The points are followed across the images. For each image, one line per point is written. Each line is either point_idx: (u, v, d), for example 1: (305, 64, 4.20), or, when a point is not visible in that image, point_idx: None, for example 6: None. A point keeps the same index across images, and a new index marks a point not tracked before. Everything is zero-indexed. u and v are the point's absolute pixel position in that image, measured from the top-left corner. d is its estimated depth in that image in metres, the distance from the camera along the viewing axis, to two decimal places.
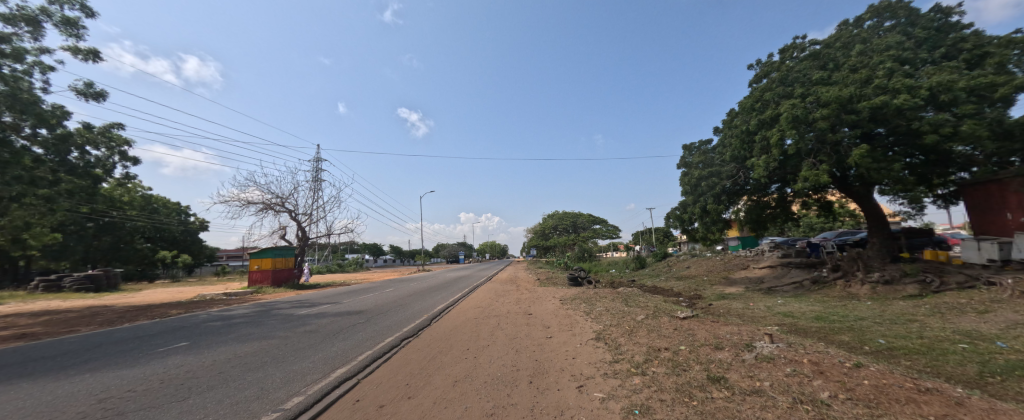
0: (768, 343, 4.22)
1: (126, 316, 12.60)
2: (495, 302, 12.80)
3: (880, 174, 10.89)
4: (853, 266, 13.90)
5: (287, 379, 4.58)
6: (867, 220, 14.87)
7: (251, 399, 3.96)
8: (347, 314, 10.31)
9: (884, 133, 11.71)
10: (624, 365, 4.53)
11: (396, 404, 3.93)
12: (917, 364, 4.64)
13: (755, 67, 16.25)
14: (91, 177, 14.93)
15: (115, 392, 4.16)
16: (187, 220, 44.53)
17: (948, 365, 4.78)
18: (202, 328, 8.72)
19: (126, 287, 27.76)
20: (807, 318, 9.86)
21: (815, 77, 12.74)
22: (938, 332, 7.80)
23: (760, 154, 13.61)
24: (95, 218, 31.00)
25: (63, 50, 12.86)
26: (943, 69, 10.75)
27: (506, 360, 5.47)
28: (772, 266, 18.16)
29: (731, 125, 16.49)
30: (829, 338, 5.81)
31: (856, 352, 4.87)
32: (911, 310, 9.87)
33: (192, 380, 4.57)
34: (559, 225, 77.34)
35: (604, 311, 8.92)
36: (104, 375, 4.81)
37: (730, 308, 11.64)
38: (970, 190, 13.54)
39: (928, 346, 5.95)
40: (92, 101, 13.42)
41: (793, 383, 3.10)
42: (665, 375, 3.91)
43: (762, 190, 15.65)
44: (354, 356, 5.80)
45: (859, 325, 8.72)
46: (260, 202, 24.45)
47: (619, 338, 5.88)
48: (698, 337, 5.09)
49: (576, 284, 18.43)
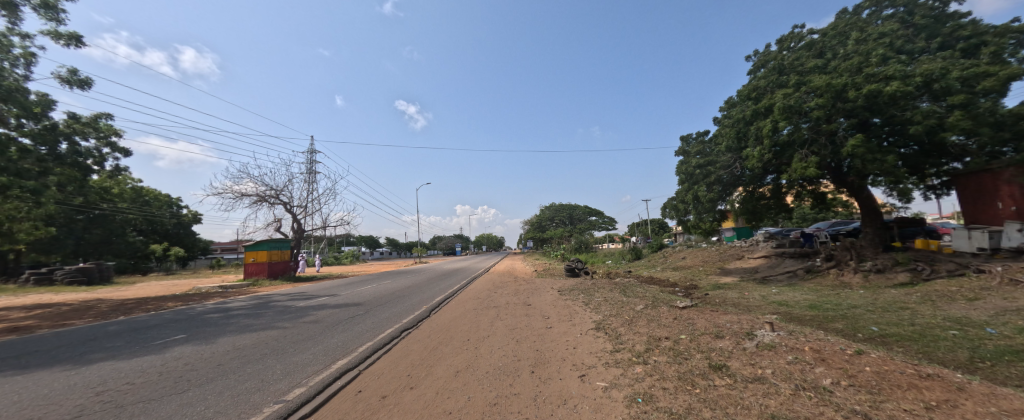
0: (768, 331, 4.17)
1: (120, 309, 12.52)
2: (493, 293, 12.86)
3: (874, 164, 11.01)
4: (846, 256, 14.16)
5: (288, 371, 4.56)
6: (860, 210, 14.97)
7: (252, 391, 3.93)
8: (346, 306, 10.34)
9: (880, 123, 11.74)
10: (624, 354, 4.55)
11: (399, 395, 3.93)
12: (910, 350, 4.80)
13: (752, 57, 16.22)
14: (80, 168, 14.65)
15: (112, 385, 4.10)
16: (178, 212, 43.98)
17: (940, 351, 4.93)
18: (200, 320, 8.68)
19: (119, 280, 27.55)
20: (801, 306, 10.05)
21: (812, 66, 12.76)
22: (929, 319, 7.97)
23: (755, 144, 13.67)
24: (84, 211, 30.55)
25: (43, 35, 12.48)
26: (938, 58, 10.76)
27: (507, 350, 5.48)
28: (766, 256, 18.34)
29: (727, 115, 16.52)
30: (824, 326, 5.93)
31: (852, 340, 4.91)
32: (902, 297, 10.06)
33: (191, 373, 4.52)
34: (555, 217, 78.02)
35: (603, 301, 8.99)
36: (101, 368, 4.75)
37: (725, 297, 11.81)
38: (963, 179, 13.63)
39: (920, 333, 6.14)
40: (76, 89, 13.06)
41: (796, 370, 3.09)
42: (666, 364, 3.93)
43: (758, 181, 15.79)
44: (354, 347, 5.79)
45: (853, 313, 8.92)
46: (254, 194, 24.18)
47: (619, 328, 5.89)
48: (698, 326, 5.11)
49: (574, 275, 18.54)
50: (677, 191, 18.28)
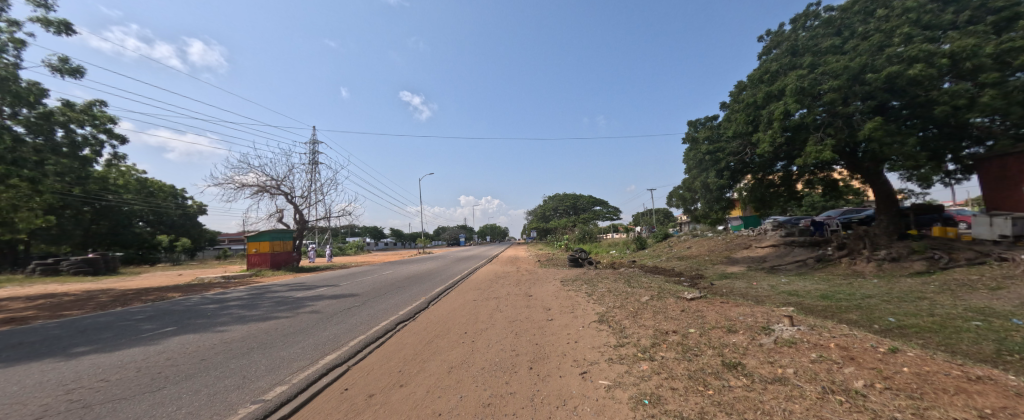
0: (787, 325, 3.78)
1: (120, 300, 12.40)
2: (494, 283, 12.61)
3: (892, 149, 10.51)
4: (858, 244, 13.74)
5: (273, 367, 4.31)
6: (874, 197, 14.50)
7: (230, 389, 3.68)
8: (344, 297, 10.14)
9: (898, 106, 11.21)
10: (629, 349, 4.25)
11: (386, 393, 3.67)
12: (932, 343, 4.49)
13: (764, 38, 15.62)
14: (77, 157, 14.52)
15: (86, 382, 3.87)
16: (184, 203, 44.14)
17: (963, 344, 4.61)
18: (194, 311, 8.51)
19: (126, 271, 27.79)
20: (812, 296, 9.73)
21: (828, 46, 12.21)
22: (948, 310, 7.63)
23: (766, 129, 13.15)
24: (90, 202, 30.68)
25: (32, 22, 12.22)
26: (968, 33, 10.07)
27: (505, 344, 5.20)
28: (774, 245, 17.89)
29: (737, 100, 15.95)
30: (837, 318, 5.64)
31: (872, 332, 4.60)
32: (920, 287, 9.66)
33: (170, 369, 4.28)
34: (559, 207, 78.04)
35: (606, 292, 8.71)
36: (80, 363, 4.53)
37: (733, 287, 11.53)
38: (986, 164, 12.99)
39: (940, 324, 5.82)
40: (69, 77, 12.85)
41: (821, 370, 2.76)
42: (675, 361, 3.62)
43: (767, 168, 15.37)
44: (345, 341, 5.53)
45: (867, 304, 8.60)
46: (256, 185, 23.95)
47: (623, 320, 5.58)
48: (708, 319, 4.78)
49: (577, 265, 18.18)
50: (684, 179, 17.87)
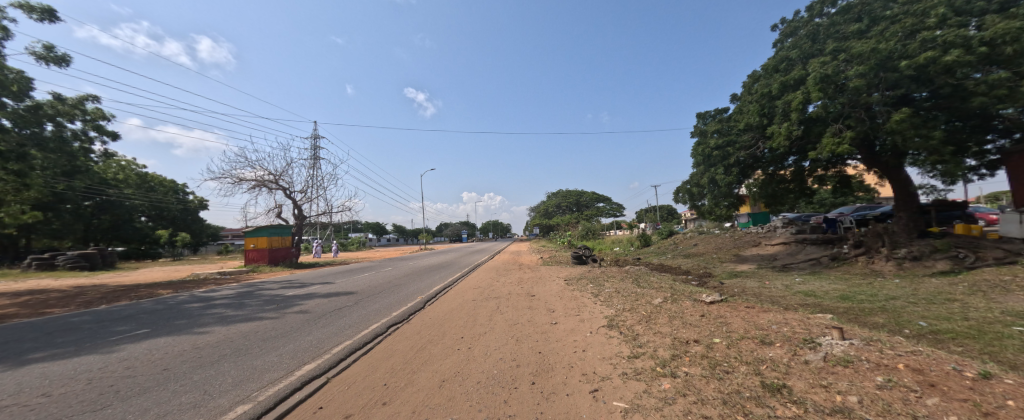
0: (836, 339, 3.23)
1: (108, 296, 11.98)
2: (495, 282, 12.02)
3: (918, 140, 9.86)
4: (877, 242, 13.05)
5: (241, 379, 3.81)
6: (894, 193, 13.80)
7: (185, 408, 3.18)
8: (336, 296, 9.62)
9: (925, 96, 10.54)
10: (646, 362, 3.71)
11: (366, 414, 3.15)
12: (978, 351, 4.01)
13: (778, 27, 14.96)
14: (67, 151, 14.12)
15: (23, 398, 3.37)
16: (185, 198, 43.81)
17: (1010, 352, 4.13)
18: (175, 311, 8.00)
19: (124, 266, 27.42)
20: (831, 297, 9.15)
21: (850, 32, 11.54)
22: (983, 313, 7.05)
23: (781, 120, 12.47)
24: (90, 197, 30.40)
25: (14, 9, 11.73)
26: (1005, 17, 9.39)
27: (504, 352, 4.70)
28: (785, 242, 17.27)
29: (749, 91, 15.33)
30: (864, 322, 5.11)
31: (909, 340, 4.03)
32: (947, 288, 9.06)
33: (124, 381, 3.77)
34: (563, 204, 77.40)
35: (614, 292, 8.19)
36: (26, 373, 4.02)
37: (744, 287, 10.95)
38: (1014, 158, 12.30)
39: (977, 329, 5.30)
40: (55, 66, 12.37)
41: (894, 401, 2.22)
42: (702, 379, 3.08)
43: (779, 163, 14.72)
44: (329, 347, 5.03)
45: (892, 306, 8.01)
46: (254, 179, 23.51)
47: (636, 326, 5.05)
48: (733, 327, 4.23)
49: (581, 262, 17.65)
50: (691, 174, 17.28)
